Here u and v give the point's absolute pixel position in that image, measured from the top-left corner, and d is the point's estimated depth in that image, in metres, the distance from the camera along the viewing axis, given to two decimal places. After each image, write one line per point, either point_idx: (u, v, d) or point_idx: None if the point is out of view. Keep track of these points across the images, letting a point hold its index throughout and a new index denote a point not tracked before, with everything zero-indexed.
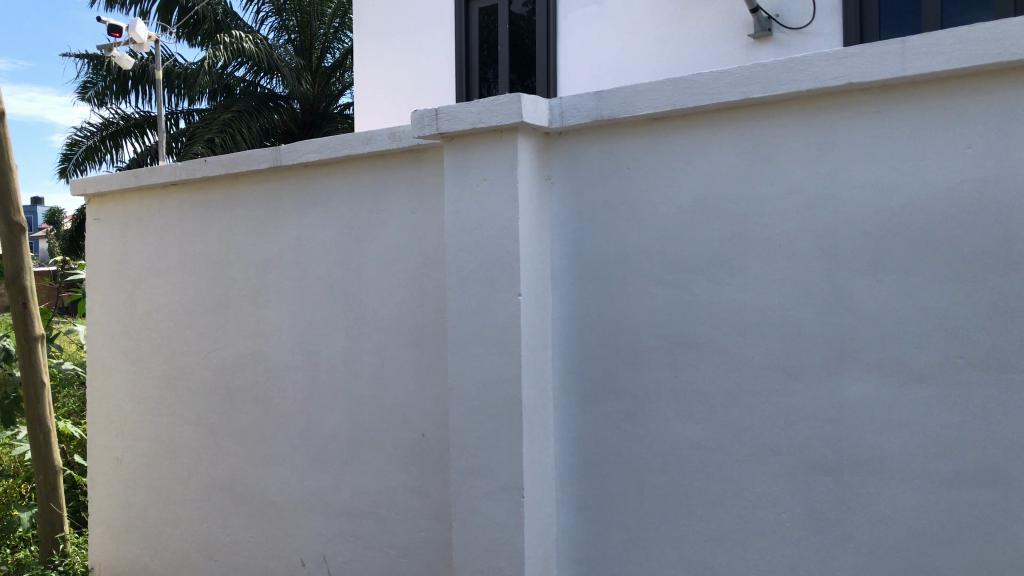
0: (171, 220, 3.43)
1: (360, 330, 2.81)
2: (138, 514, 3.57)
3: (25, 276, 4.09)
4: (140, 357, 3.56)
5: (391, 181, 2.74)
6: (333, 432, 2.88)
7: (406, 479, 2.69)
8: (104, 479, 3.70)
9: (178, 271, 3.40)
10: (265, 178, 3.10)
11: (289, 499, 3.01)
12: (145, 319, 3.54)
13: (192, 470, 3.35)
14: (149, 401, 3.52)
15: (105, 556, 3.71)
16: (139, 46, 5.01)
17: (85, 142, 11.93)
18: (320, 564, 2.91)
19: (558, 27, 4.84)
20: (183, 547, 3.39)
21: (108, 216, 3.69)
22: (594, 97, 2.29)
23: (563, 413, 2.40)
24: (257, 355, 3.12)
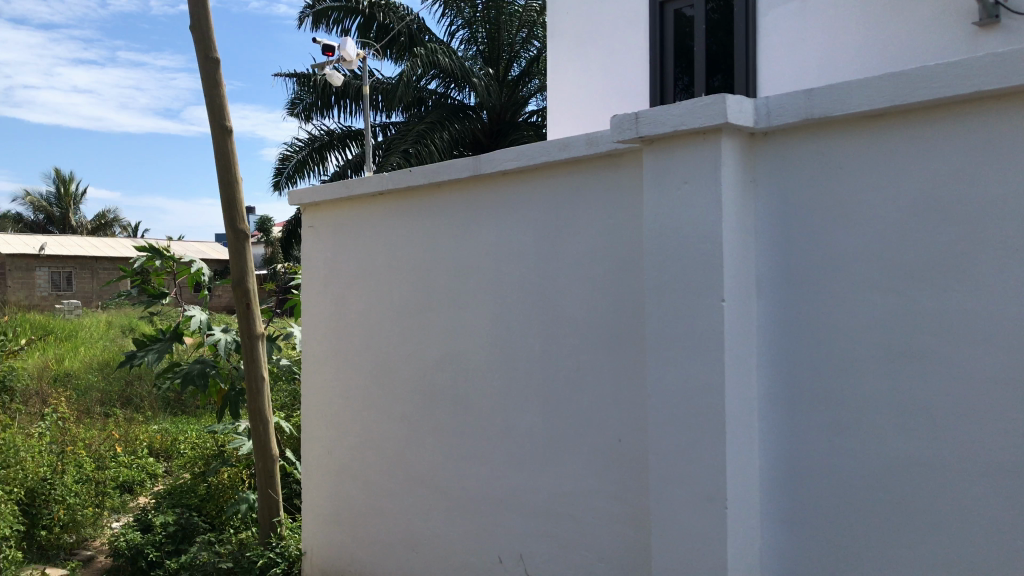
0: (378, 227, 3.62)
1: (557, 334, 2.85)
2: (347, 504, 3.79)
3: (248, 280, 4.46)
4: (349, 356, 3.78)
5: (589, 185, 2.76)
6: (530, 434, 2.94)
7: (604, 483, 2.70)
8: (317, 470, 3.96)
9: (385, 275, 3.59)
10: (465, 185, 3.21)
11: (487, 497, 3.10)
12: (354, 320, 3.75)
13: (396, 464, 3.52)
14: (357, 398, 3.73)
15: (316, 542, 3.97)
16: (348, 63, 5.32)
17: (294, 156, 12.83)
18: (517, 562, 2.97)
19: (758, 26, 4.71)
20: (388, 538, 3.56)
21: (321, 224, 3.94)
22: (803, 95, 2.21)
23: (768, 422, 2.32)
24: (458, 356, 3.23)
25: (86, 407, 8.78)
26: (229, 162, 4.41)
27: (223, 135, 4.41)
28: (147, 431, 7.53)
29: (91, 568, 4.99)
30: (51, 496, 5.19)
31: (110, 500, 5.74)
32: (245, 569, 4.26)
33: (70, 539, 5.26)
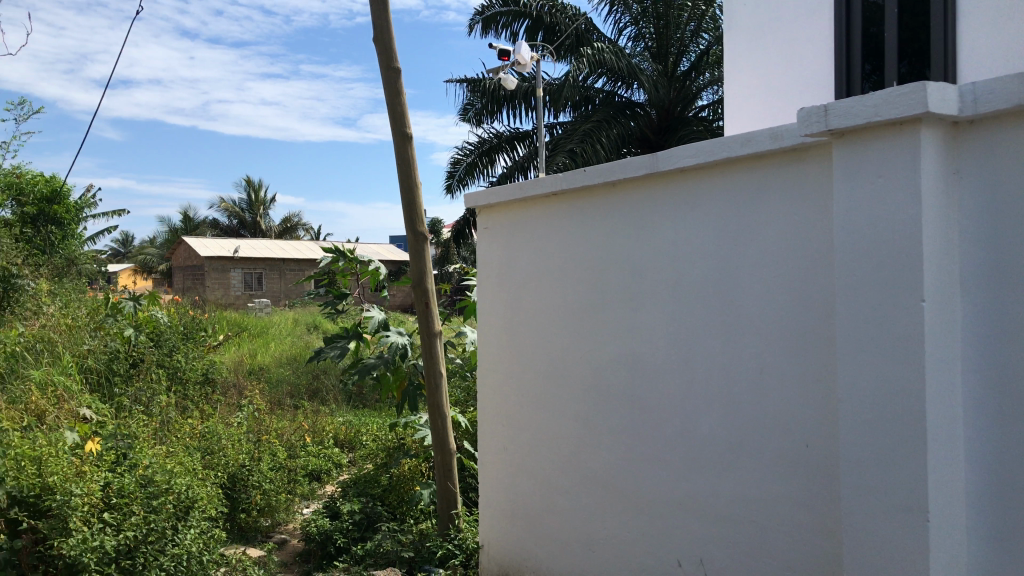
0: (553, 227, 3.66)
1: (739, 334, 2.77)
2: (523, 501, 3.85)
3: (427, 279, 4.63)
4: (524, 354, 3.84)
5: (773, 181, 2.67)
6: (710, 436, 2.88)
7: (790, 489, 2.60)
8: (493, 465, 4.04)
9: (559, 274, 3.62)
10: (642, 184, 3.18)
11: (665, 498, 3.06)
12: (529, 320, 3.81)
13: (572, 463, 3.54)
14: (532, 396, 3.78)
15: (493, 536, 4.06)
16: (522, 66, 5.41)
17: (466, 159, 13.18)
18: (697, 566, 2.92)
19: (957, 7, 4.40)
20: (564, 536, 3.59)
21: (495, 225, 4.02)
22: (1015, 78, 2.04)
23: (974, 431, 2.17)
24: (634, 356, 3.21)
25: (279, 399, 9.39)
26: (409, 167, 4.58)
27: (403, 141, 4.59)
28: (333, 423, 7.97)
29: (285, 550, 5.33)
30: (249, 481, 5.57)
31: (300, 487, 6.11)
32: (426, 558, 4.47)
33: (266, 523, 5.63)
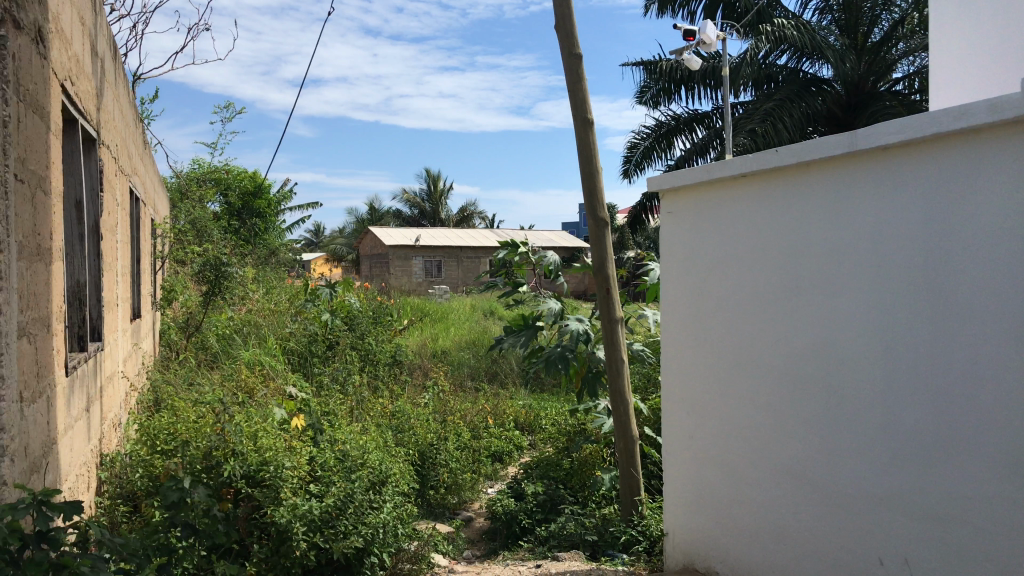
0: (742, 210, 3.55)
1: (950, 322, 2.60)
2: (710, 490, 3.79)
3: (608, 265, 4.62)
4: (712, 341, 3.76)
5: (990, 158, 2.47)
6: (917, 430, 2.72)
7: (1009, 488, 2.43)
8: (678, 453, 4.00)
9: (749, 258, 3.51)
10: (838, 164, 3.04)
11: (865, 494, 2.93)
12: (716, 306, 3.73)
13: (761, 453, 3.45)
14: (720, 385, 3.70)
15: (677, 524, 4.01)
16: (708, 46, 5.27)
17: (642, 143, 13.05)
18: (901, 566, 2.78)
19: None
20: (754, 527, 3.50)
21: (680, 209, 3.95)
22: None
23: None
24: (830, 344, 3.08)
25: (461, 381, 9.71)
26: (590, 153, 4.59)
27: (584, 127, 4.60)
28: (513, 406, 8.14)
29: (472, 528, 5.50)
30: (437, 460, 5.81)
31: (483, 467, 6.28)
32: (610, 543, 4.51)
33: (453, 500, 5.80)
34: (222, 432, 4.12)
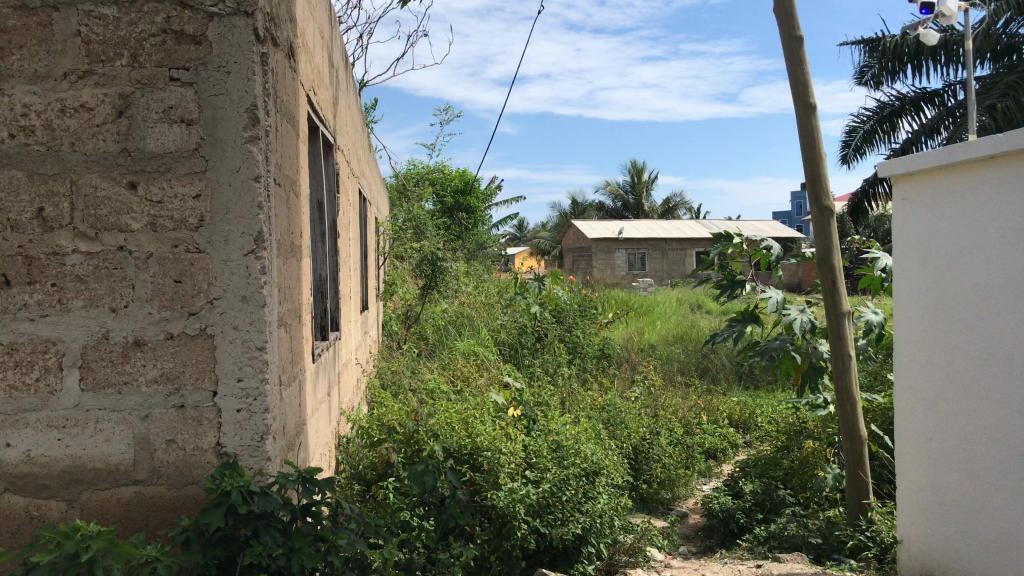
0: (989, 194, 3.26)
1: None
2: (950, 498, 3.52)
3: (833, 256, 4.39)
4: (952, 337, 3.48)
5: None
6: None
7: None
8: (913, 457, 3.74)
9: (998, 246, 3.22)
10: None
11: None
12: (958, 299, 3.45)
13: (1012, 460, 3.16)
14: (962, 384, 3.43)
15: (912, 533, 3.76)
16: (946, 19, 4.87)
17: (863, 127, 12.30)
18: None
19: None
20: (1003, 539, 3.21)
21: (914, 195, 3.68)
22: None
23: None
24: None
25: (671, 375, 9.60)
26: (812, 138, 4.38)
27: (806, 111, 4.39)
28: (727, 402, 7.94)
29: (687, 524, 5.43)
30: (650, 454, 5.80)
31: (698, 464, 6.17)
32: (835, 547, 4.30)
33: (667, 495, 5.71)
34: (421, 419, 4.55)
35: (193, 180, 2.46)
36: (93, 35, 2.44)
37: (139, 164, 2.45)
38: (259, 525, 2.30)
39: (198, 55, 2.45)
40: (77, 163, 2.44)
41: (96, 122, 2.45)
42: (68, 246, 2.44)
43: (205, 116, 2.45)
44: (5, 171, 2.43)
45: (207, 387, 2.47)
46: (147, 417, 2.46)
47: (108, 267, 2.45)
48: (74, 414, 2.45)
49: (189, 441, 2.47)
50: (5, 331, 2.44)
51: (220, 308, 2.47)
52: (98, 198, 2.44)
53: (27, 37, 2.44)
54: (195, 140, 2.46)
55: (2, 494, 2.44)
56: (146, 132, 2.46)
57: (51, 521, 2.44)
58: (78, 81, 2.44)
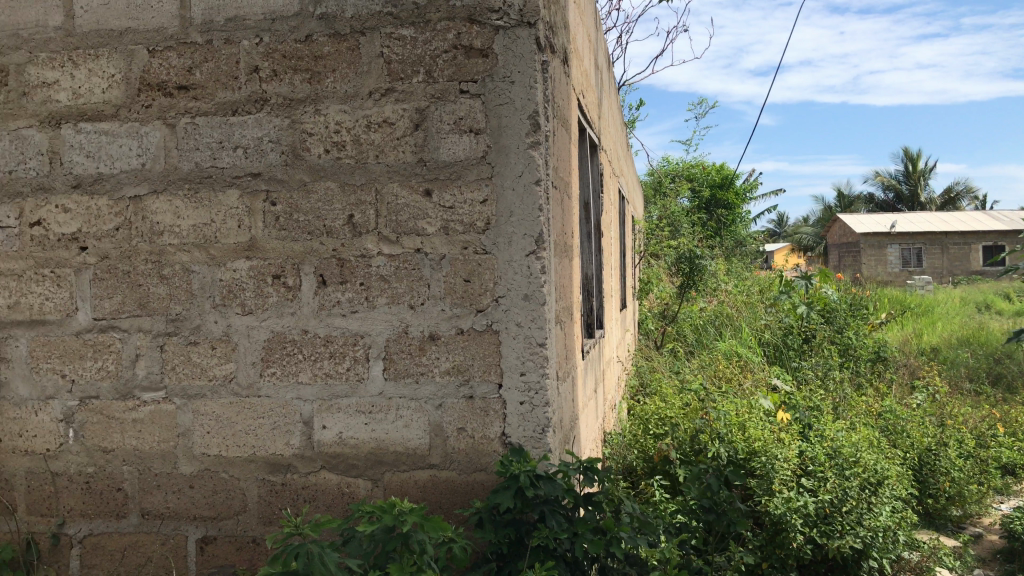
0: None
1: None
2: None
3: None
4: None
5: None
6: None
7: None
8: None
9: None
10: None
11: None
12: None
13: None
14: None
15: None
16: None
17: None
18: None
19: None
20: None
21: None
22: None
23: None
24: None
25: (957, 382, 8.77)
26: None
27: None
28: None
29: (982, 545, 4.95)
30: (937, 467, 5.35)
31: (994, 481, 5.61)
32: None
33: (957, 512, 5.26)
34: (708, 417, 4.45)
35: (481, 186, 2.62)
36: (394, 55, 2.67)
37: (433, 172, 2.65)
38: (545, 509, 2.40)
39: (485, 68, 2.61)
40: (381, 173, 2.68)
41: (396, 135, 2.67)
42: (373, 249, 2.69)
43: (492, 124, 2.61)
44: (321, 183, 2.72)
45: (493, 379, 2.63)
46: (441, 406, 2.65)
47: (407, 268, 2.67)
48: (379, 402, 2.69)
49: (477, 430, 2.64)
50: (322, 326, 2.73)
51: (505, 305, 2.61)
52: (399, 206, 2.67)
53: (339, 61, 2.70)
54: (483, 148, 2.62)
55: (318, 471, 2.74)
56: (440, 143, 2.65)
57: (360, 498, 2.70)
58: (381, 98, 2.68)
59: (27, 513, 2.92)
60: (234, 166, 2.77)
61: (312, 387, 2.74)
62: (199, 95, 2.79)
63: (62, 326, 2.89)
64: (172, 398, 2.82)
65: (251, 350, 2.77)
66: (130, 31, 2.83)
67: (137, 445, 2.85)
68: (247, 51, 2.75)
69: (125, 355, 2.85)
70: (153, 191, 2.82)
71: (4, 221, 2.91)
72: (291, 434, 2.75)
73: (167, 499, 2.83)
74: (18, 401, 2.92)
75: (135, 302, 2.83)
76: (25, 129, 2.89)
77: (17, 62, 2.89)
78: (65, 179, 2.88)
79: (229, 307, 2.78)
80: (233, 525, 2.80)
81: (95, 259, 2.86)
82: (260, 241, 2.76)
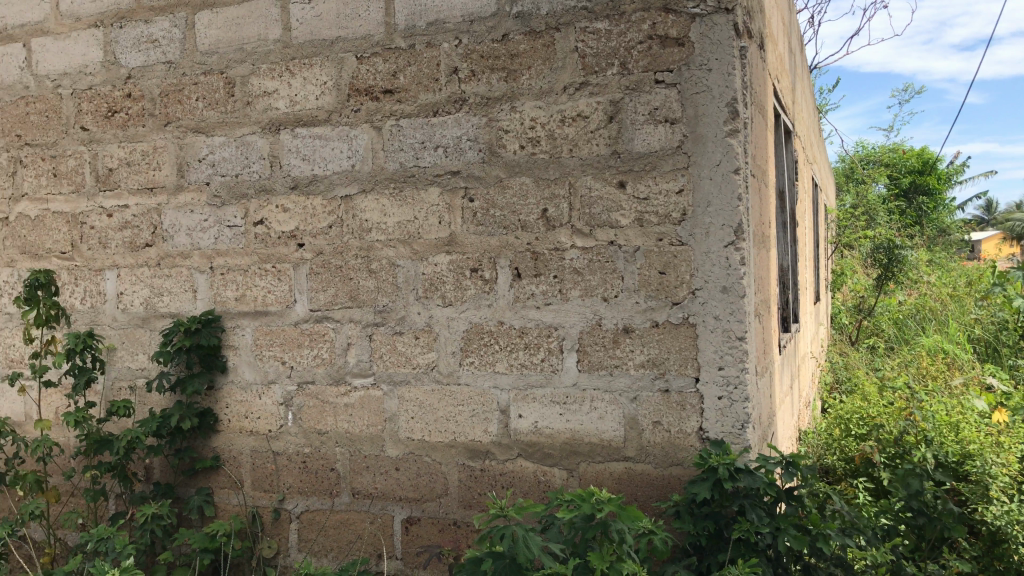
0: None
1: None
2: None
3: None
4: None
5: None
6: None
7: None
8: None
9: None
10: None
11: None
12: None
13: None
14: None
15: None
16: None
17: None
18: None
19: None
20: None
21: None
22: None
23: None
24: None
25: None
26: None
27: None
28: None
29: None
30: None
31: None
32: None
33: None
34: (912, 418, 4.17)
35: (677, 176, 2.60)
36: (588, 49, 2.69)
37: (628, 164, 2.65)
38: (745, 502, 2.35)
39: (681, 57, 2.58)
40: (575, 167, 2.71)
41: (591, 129, 2.69)
42: (567, 242, 2.73)
43: (687, 114, 2.58)
44: (517, 178, 2.79)
45: (690, 372, 2.60)
46: (636, 399, 2.65)
47: (601, 260, 2.69)
48: (574, 393, 2.73)
49: (673, 424, 2.62)
50: (518, 318, 2.80)
51: (702, 298, 2.58)
52: (593, 198, 2.69)
53: (534, 58, 2.76)
54: (678, 138, 2.59)
55: (515, 459, 2.81)
56: (635, 134, 2.64)
57: (556, 486, 2.75)
58: (575, 92, 2.71)
59: (252, 489, 3.18)
60: (435, 165, 2.89)
61: (508, 376, 2.81)
62: (403, 97, 2.93)
63: (282, 317, 3.12)
64: (380, 385, 2.99)
65: (451, 339, 2.89)
66: (340, 39, 3.02)
67: (348, 428, 3.04)
68: (448, 53, 2.86)
69: (338, 343, 3.04)
70: (361, 190, 3.00)
71: (232, 221, 3.18)
72: (489, 422, 2.84)
73: (375, 480, 3.00)
74: (245, 385, 3.19)
75: (346, 294, 3.02)
76: (248, 135, 3.15)
77: (241, 74, 3.15)
78: (284, 181, 3.11)
79: (431, 299, 2.91)
80: (436, 507, 2.92)
81: (310, 255, 3.07)
82: (459, 236, 2.86)
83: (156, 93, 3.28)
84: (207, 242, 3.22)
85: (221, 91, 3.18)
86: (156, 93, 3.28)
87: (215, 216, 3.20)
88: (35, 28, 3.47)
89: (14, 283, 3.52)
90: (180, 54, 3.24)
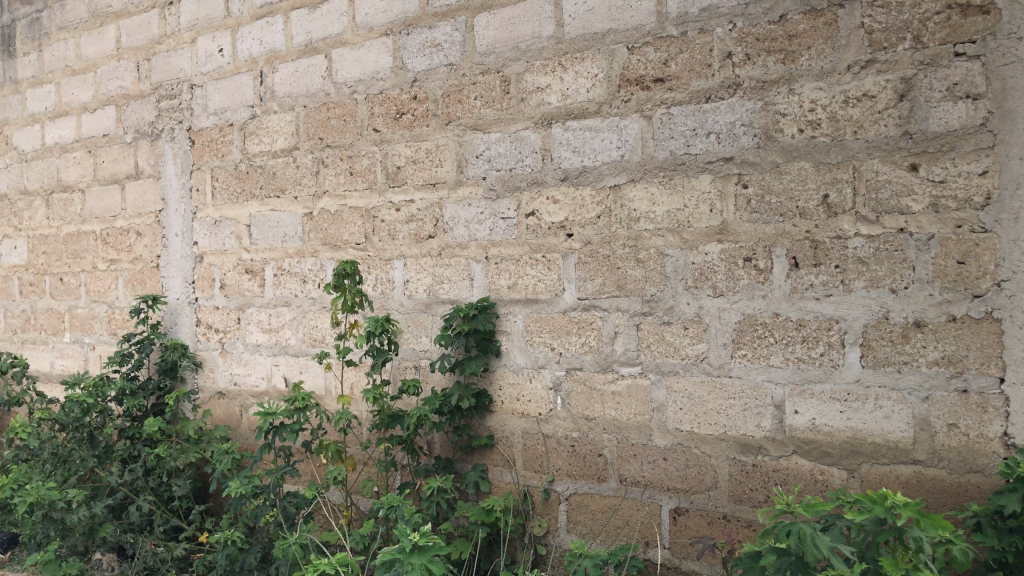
0: None
1: None
2: None
3: None
4: None
5: None
6: None
7: None
8: None
9: None
10: None
11: None
12: None
13: None
14: None
15: None
16: None
17: None
18: None
19: None
20: None
21: None
22: None
23: None
24: None
25: None
26: None
27: None
28: None
29: None
30: None
31: None
32: None
33: None
34: None
35: (980, 156, 2.37)
36: (876, 24, 2.52)
37: (921, 145, 2.46)
38: None
39: (987, 25, 2.35)
40: (860, 150, 2.56)
41: (878, 109, 2.53)
42: (851, 230, 2.58)
43: (993, 87, 2.35)
44: (795, 164, 2.67)
45: (993, 372, 2.37)
46: (928, 398, 2.46)
47: (889, 248, 2.51)
48: (856, 390, 2.59)
49: (973, 427, 2.41)
50: (795, 310, 2.69)
51: (1009, 291, 2.34)
52: (880, 182, 2.53)
53: (815, 37, 2.63)
54: (982, 115, 2.37)
55: (790, 456, 2.72)
56: (930, 112, 2.45)
57: (835, 487, 2.62)
58: (861, 71, 2.55)
59: (524, 468, 3.33)
60: (706, 152, 2.85)
61: (783, 370, 2.72)
62: (675, 85, 2.92)
63: (553, 305, 3.23)
64: (648, 374, 3.01)
65: (723, 331, 2.84)
66: (612, 31, 3.05)
67: (616, 415, 3.09)
68: (721, 38, 2.81)
69: (605, 332, 3.10)
70: (631, 180, 3.02)
71: (506, 213, 3.33)
72: (762, 417, 2.76)
73: (643, 468, 3.03)
74: (517, 369, 3.33)
75: (613, 284, 3.06)
76: (522, 130, 3.28)
77: (517, 72, 3.29)
78: (555, 173, 3.20)
79: (700, 289, 2.88)
80: (705, 499, 2.89)
81: (579, 245, 3.15)
82: (732, 224, 2.80)
83: (439, 94, 3.51)
84: (483, 233, 3.40)
85: (497, 89, 3.34)
86: (439, 94, 3.51)
87: (491, 209, 3.37)
88: (335, 40, 3.83)
89: (318, 271, 3.92)
90: (461, 55, 3.44)
